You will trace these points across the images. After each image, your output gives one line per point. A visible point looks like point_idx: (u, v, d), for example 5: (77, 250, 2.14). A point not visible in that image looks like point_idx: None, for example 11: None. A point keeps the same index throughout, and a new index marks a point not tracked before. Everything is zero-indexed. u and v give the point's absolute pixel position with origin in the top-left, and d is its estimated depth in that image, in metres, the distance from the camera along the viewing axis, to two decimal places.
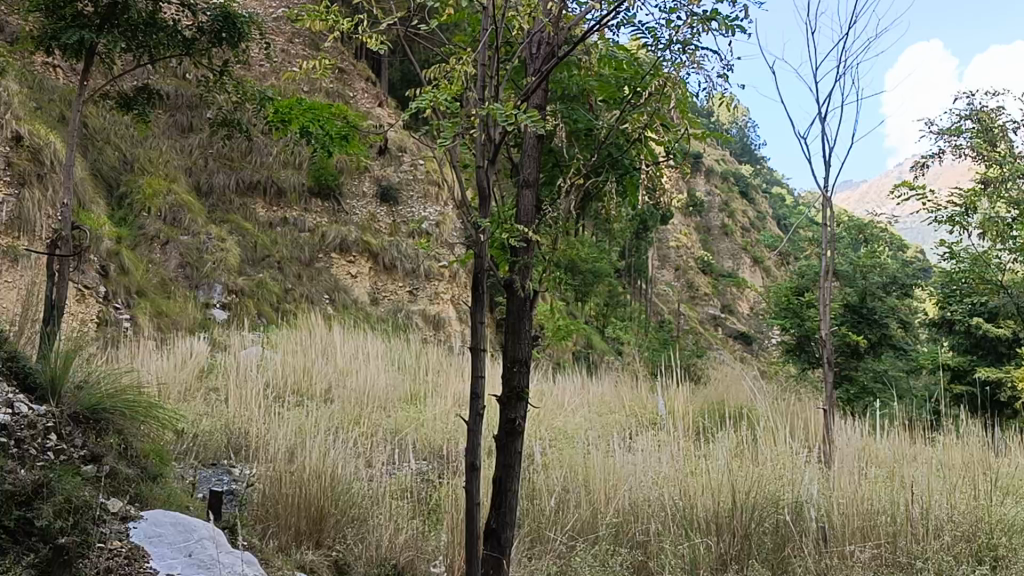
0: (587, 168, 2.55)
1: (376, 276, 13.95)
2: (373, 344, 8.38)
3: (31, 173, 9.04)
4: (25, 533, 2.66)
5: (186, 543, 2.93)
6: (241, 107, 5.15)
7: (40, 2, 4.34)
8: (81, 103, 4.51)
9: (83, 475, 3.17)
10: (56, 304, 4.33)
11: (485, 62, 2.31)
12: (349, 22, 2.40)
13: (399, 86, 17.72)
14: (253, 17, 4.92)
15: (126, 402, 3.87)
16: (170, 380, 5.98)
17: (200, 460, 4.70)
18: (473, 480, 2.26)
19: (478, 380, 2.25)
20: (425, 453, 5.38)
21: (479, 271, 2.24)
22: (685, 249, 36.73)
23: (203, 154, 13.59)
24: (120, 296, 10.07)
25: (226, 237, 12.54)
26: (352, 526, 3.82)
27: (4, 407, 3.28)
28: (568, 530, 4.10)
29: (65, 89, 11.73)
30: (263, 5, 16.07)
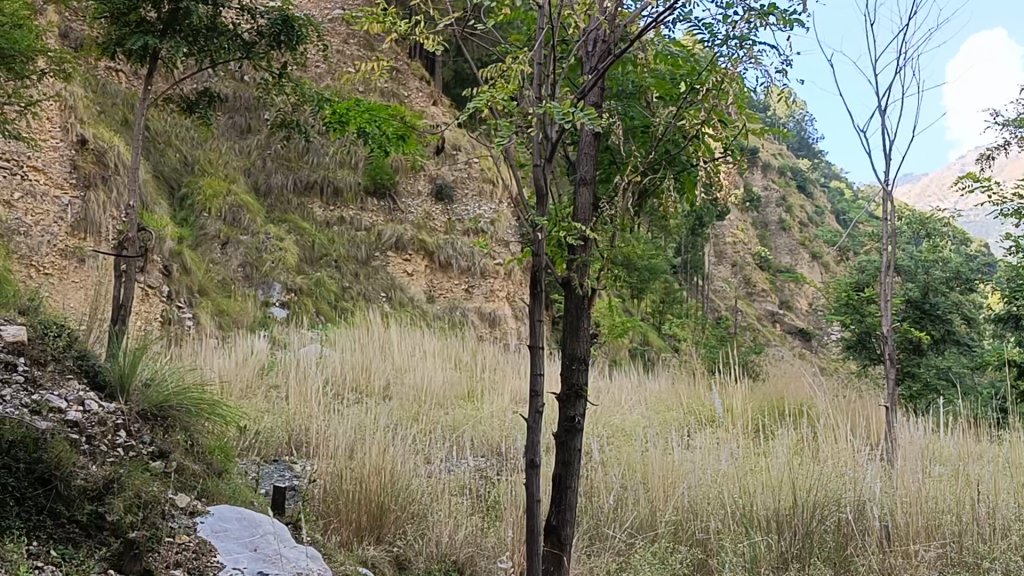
0: (643, 165, 2.54)
1: (431, 274, 13.99)
2: (430, 341, 8.43)
3: (96, 176, 9.23)
4: (96, 526, 2.70)
5: (251, 538, 2.97)
6: (300, 108, 5.20)
7: (104, 10, 4.47)
8: (146, 107, 4.60)
9: (152, 471, 3.24)
10: (125, 304, 4.42)
11: (541, 62, 2.34)
12: (406, 24, 2.43)
13: (454, 85, 17.77)
14: (311, 19, 4.97)
15: (191, 400, 3.95)
16: (232, 377, 6.08)
17: (262, 456, 4.76)
18: (533, 476, 2.27)
19: (538, 378, 2.26)
20: (482, 450, 5.39)
21: (537, 269, 2.28)
22: (742, 245, 36.38)
23: (262, 155, 13.87)
24: (183, 296, 10.26)
25: (285, 236, 12.71)
26: (413, 523, 3.85)
27: (75, 404, 3.40)
28: (627, 528, 4.09)
29: (128, 93, 11.98)
30: (319, 6, 16.23)
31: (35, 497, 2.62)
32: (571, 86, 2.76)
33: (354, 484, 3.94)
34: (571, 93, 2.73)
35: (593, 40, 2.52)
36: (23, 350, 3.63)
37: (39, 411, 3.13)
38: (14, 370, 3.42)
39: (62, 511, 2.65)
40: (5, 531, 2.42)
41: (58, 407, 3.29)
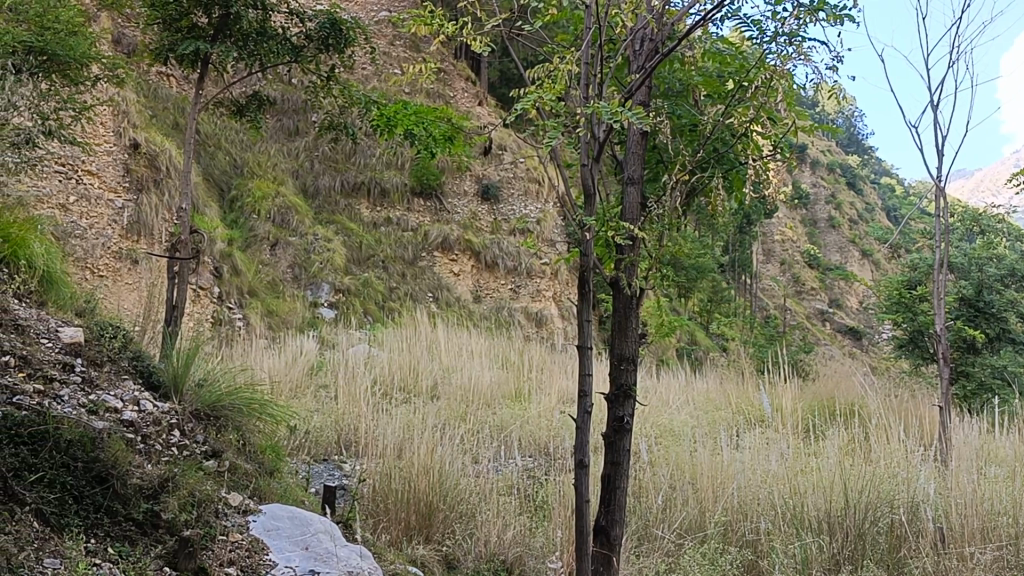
0: (692, 163, 2.53)
1: (478, 274, 14.02)
2: (477, 341, 8.44)
3: (149, 179, 9.38)
4: (151, 525, 2.74)
5: (302, 537, 3.00)
6: (348, 110, 5.23)
7: (157, 16, 4.55)
8: (197, 112, 4.67)
9: (205, 470, 3.29)
10: (178, 305, 4.49)
11: (588, 62, 2.34)
12: (453, 26, 2.44)
13: (499, 85, 17.78)
14: (358, 21, 4.98)
15: (244, 400, 4.01)
16: (282, 377, 6.15)
17: (312, 456, 4.80)
18: (581, 477, 2.27)
19: (586, 379, 2.26)
20: (530, 450, 5.40)
21: (585, 270, 2.28)
22: (791, 242, 35.99)
23: (310, 157, 14.00)
24: (233, 297, 10.38)
25: (332, 237, 12.83)
26: (461, 522, 3.86)
27: (130, 404, 3.46)
28: (676, 528, 4.06)
29: (179, 97, 12.16)
30: (366, 8, 16.32)
31: (93, 495, 2.66)
32: (618, 84, 2.75)
33: (403, 484, 3.96)
34: (618, 91, 2.72)
35: (641, 38, 2.51)
36: (80, 351, 3.70)
37: (96, 411, 3.20)
38: (71, 371, 3.48)
39: (119, 509, 2.69)
40: (65, 528, 2.47)
41: (115, 407, 3.35)
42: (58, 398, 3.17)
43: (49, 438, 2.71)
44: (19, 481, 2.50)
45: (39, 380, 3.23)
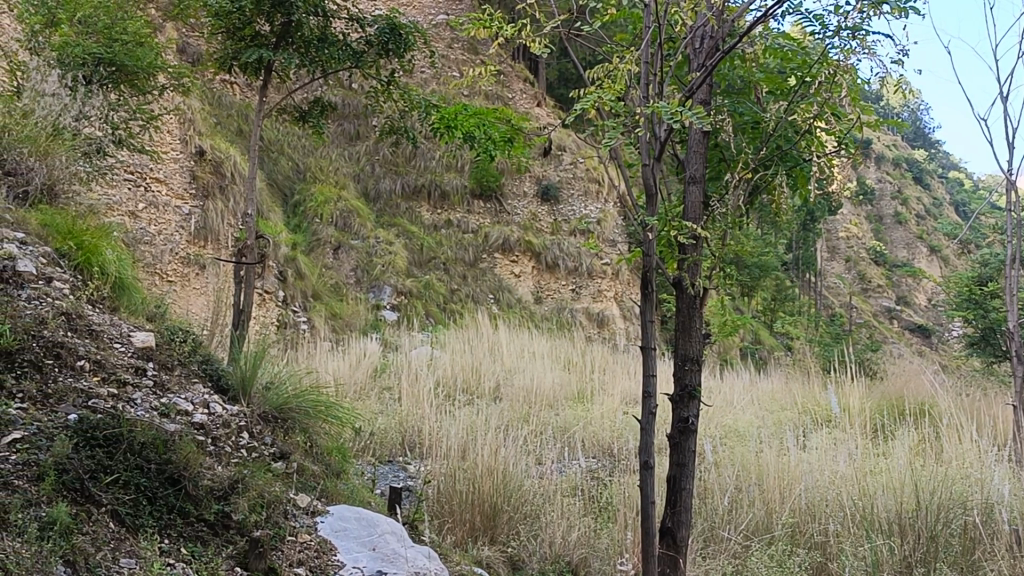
0: (754, 161, 2.51)
1: (539, 275, 14.01)
2: (538, 342, 8.45)
3: (214, 186, 9.54)
4: (222, 525, 2.79)
5: (369, 537, 3.03)
6: (408, 115, 5.26)
7: (221, 26, 4.65)
8: (261, 119, 4.74)
9: (274, 471, 3.34)
10: (245, 309, 4.57)
11: (647, 61, 2.35)
12: (513, 28, 2.45)
13: (558, 85, 17.74)
14: (417, 25, 5.02)
15: (310, 402, 4.07)
16: (346, 379, 6.22)
17: (377, 457, 4.84)
18: (647, 478, 2.27)
19: (650, 379, 2.26)
20: (594, 451, 5.39)
21: (648, 270, 2.29)
22: (856, 239, 35.40)
23: (370, 161, 14.13)
24: (297, 300, 10.51)
25: (394, 240, 12.94)
26: (525, 523, 3.86)
27: (201, 407, 3.54)
28: (743, 530, 4.02)
29: (242, 104, 12.35)
30: (423, 11, 16.38)
31: (166, 496, 2.72)
32: (678, 83, 2.75)
33: (467, 485, 3.98)
34: (679, 90, 2.71)
35: (701, 36, 2.50)
36: (152, 355, 3.79)
37: (168, 413, 3.27)
38: (144, 375, 3.57)
39: (191, 510, 2.74)
40: (139, 528, 2.53)
41: (186, 409, 3.42)
42: (132, 401, 3.25)
43: (124, 440, 2.80)
44: (94, 482, 2.57)
45: (113, 384, 3.32)
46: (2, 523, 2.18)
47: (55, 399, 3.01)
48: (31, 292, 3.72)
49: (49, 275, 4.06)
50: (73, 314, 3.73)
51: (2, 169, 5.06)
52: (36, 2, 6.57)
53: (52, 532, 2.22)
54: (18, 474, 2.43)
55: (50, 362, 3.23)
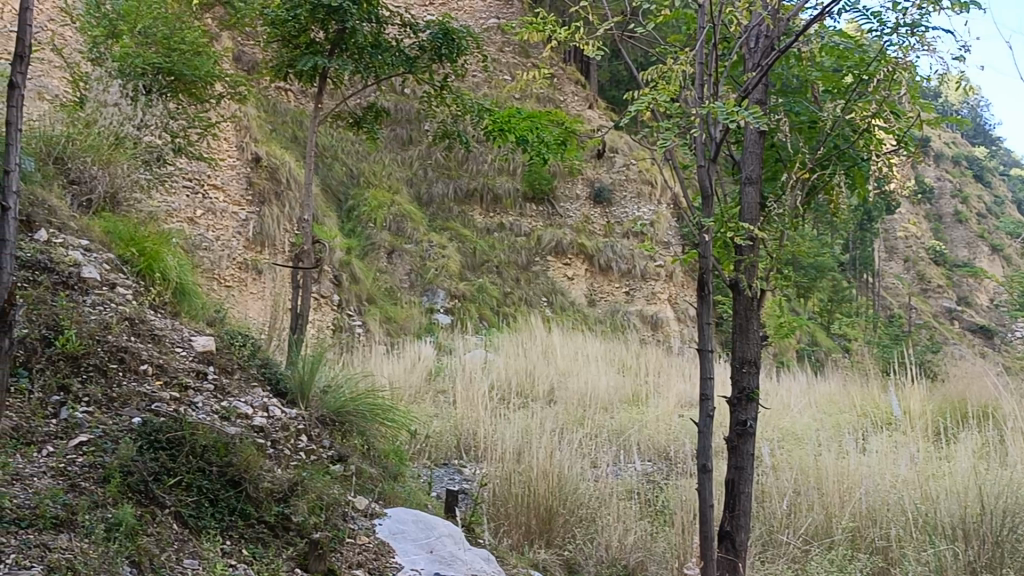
0: (811, 161, 2.48)
1: (592, 278, 13.96)
2: (592, 345, 8.42)
3: (270, 192, 9.66)
4: (283, 527, 2.82)
5: (427, 539, 3.05)
6: (461, 119, 5.28)
7: (278, 34, 4.72)
8: (317, 125, 4.82)
9: (333, 474, 3.38)
10: (302, 313, 4.63)
11: (702, 62, 2.34)
12: (566, 30, 2.46)
13: (609, 87, 17.66)
14: (470, 30, 5.03)
15: (368, 404, 4.10)
16: (402, 382, 6.26)
17: (433, 460, 4.85)
18: (705, 482, 2.26)
19: (708, 382, 2.27)
20: (650, 454, 5.36)
21: (705, 272, 2.29)
22: (914, 239, 34.78)
23: (423, 165, 14.22)
24: (352, 304, 10.58)
25: (447, 244, 12.99)
26: (581, 527, 3.85)
27: (260, 410, 3.59)
28: (802, 534, 3.96)
29: (297, 110, 12.50)
30: (474, 15, 16.42)
31: (227, 498, 2.76)
32: (734, 84, 2.73)
33: (523, 488, 3.97)
34: (734, 90, 2.69)
35: (756, 36, 2.48)
36: (212, 359, 3.85)
37: (228, 417, 3.32)
38: (205, 378, 3.63)
39: (252, 512, 2.77)
40: (200, 529, 2.57)
41: (246, 413, 3.47)
42: (193, 405, 3.30)
43: (186, 443, 2.85)
44: (158, 484, 2.63)
45: (175, 388, 3.38)
46: (70, 523, 2.25)
47: (119, 403, 3.08)
48: (96, 297, 3.80)
49: (113, 281, 4.14)
50: (136, 319, 3.80)
51: (68, 178, 5.19)
52: (98, 15, 6.71)
53: (118, 533, 2.28)
54: (85, 477, 2.51)
55: (115, 366, 3.30)
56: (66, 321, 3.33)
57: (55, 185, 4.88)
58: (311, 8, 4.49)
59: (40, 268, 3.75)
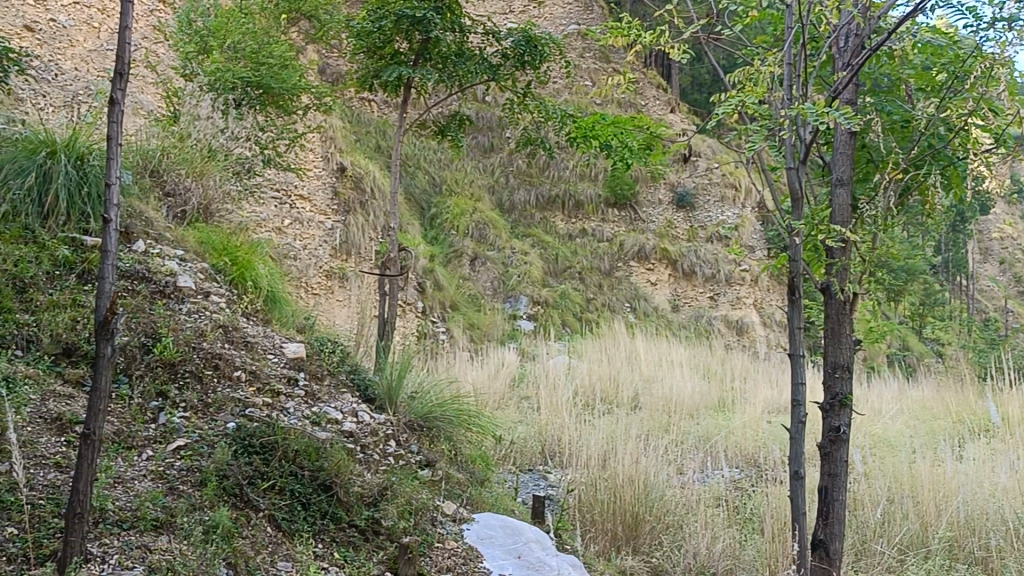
0: (905, 160, 2.43)
1: (676, 283, 13.82)
2: (677, 351, 8.34)
3: (355, 201, 9.81)
4: (372, 531, 2.84)
5: (514, 545, 3.06)
6: (544, 125, 5.28)
7: (362, 47, 4.81)
8: (402, 134, 4.94)
9: (421, 479, 3.41)
10: (389, 320, 4.71)
11: (790, 63, 2.32)
12: (650, 35, 2.46)
13: (692, 90, 17.47)
14: (553, 37, 5.03)
15: (454, 410, 4.13)
16: (486, 388, 6.28)
17: (518, 466, 4.85)
18: (798, 487, 2.39)
19: (799, 388, 2.33)
20: (738, 461, 5.28)
21: (795, 276, 2.33)
22: (1010, 240, 33.63)
23: (504, 172, 14.29)
24: (436, 311, 10.66)
25: (529, 250, 13.02)
26: (668, 534, 3.80)
27: (350, 416, 3.65)
28: (897, 543, 3.85)
29: (380, 120, 12.66)
30: (554, 22, 16.44)
31: (319, 501, 2.80)
32: (823, 84, 2.69)
33: (609, 495, 3.96)
34: (824, 90, 2.66)
35: (846, 35, 2.44)
36: (303, 366, 3.93)
37: (319, 422, 3.39)
38: (296, 385, 3.70)
39: (343, 515, 2.81)
40: (294, 532, 2.62)
41: (336, 418, 3.53)
42: (285, 410, 3.37)
43: (279, 447, 2.91)
44: (252, 488, 2.69)
45: (267, 394, 3.46)
46: (169, 526, 2.32)
47: (214, 408, 3.16)
48: (191, 305, 3.90)
49: (207, 290, 4.25)
50: (230, 327, 3.90)
51: (163, 190, 5.35)
52: (190, 33, 6.90)
53: (215, 535, 2.33)
54: (183, 481, 2.59)
55: (210, 372, 3.39)
56: (163, 330, 3.44)
57: (152, 198, 5.03)
58: (395, 20, 4.55)
59: (138, 278, 3.90)
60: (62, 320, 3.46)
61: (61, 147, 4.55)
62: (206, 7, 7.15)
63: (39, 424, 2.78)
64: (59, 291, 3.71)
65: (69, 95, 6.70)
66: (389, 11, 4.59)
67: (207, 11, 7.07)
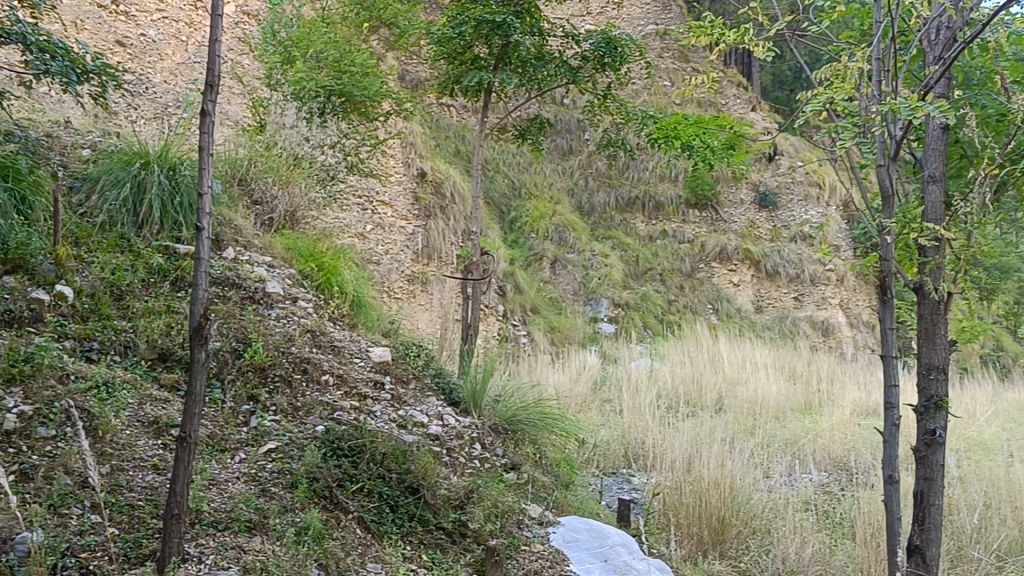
0: (1002, 155, 2.36)
1: (759, 284, 13.57)
2: (761, 353, 8.23)
3: (436, 206, 9.89)
4: (459, 533, 2.85)
5: (601, 549, 3.04)
6: (625, 127, 5.25)
7: (443, 52, 4.87)
8: (482, 138, 4.99)
9: (506, 482, 3.42)
10: (473, 324, 4.75)
11: (879, 58, 2.28)
12: (735, 33, 2.43)
13: (773, 88, 17.20)
14: (633, 38, 4.98)
15: (539, 414, 4.12)
16: (567, 391, 6.27)
17: (602, 469, 4.82)
18: (892, 492, 2.35)
19: (892, 390, 2.30)
20: (827, 465, 5.18)
21: (886, 276, 2.29)
22: None
23: (584, 174, 14.27)
24: (517, 314, 10.65)
25: (609, 253, 12.97)
26: (755, 539, 3.73)
27: (436, 419, 3.68)
28: (996, 550, 3.72)
29: (459, 125, 12.73)
30: (631, 23, 16.34)
31: (407, 504, 2.83)
32: (913, 79, 2.64)
33: (694, 499, 3.92)
34: (914, 85, 2.60)
35: (937, 27, 2.38)
36: (389, 370, 3.99)
37: (406, 425, 3.43)
38: (382, 388, 3.75)
39: (430, 518, 2.83)
40: (383, 534, 2.65)
41: (421, 421, 3.57)
42: (372, 413, 3.43)
43: (367, 450, 2.95)
44: (342, 490, 2.74)
45: (354, 397, 3.51)
46: (263, 527, 2.37)
47: (303, 412, 3.23)
48: (280, 311, 3.98)
49: (295, 295, 4.33)
50: (317, 331, 3.97)
51: (251, 199, 5.47)
52: (275, 43, 7.03)
53: (306, 537, 2.38)
54: (275, 483, 2.66)
55: (299, 377, 3.45)
56: (254, 334, 3.51)
57: (241, 206, 5.15)
58: (476, 25, 4.57)
59: (229, 284, 3.99)
60: (157, 326, 3.56)
61: (154, 158, 4.67)
62: (290, 18, 7.28)
63: (138, 428, 2.86)
64: (154, 298, 3.81)
65: (160, 106, 6.91)
66: (469, 16, 4.61)
67: (290, 22, 7.20)
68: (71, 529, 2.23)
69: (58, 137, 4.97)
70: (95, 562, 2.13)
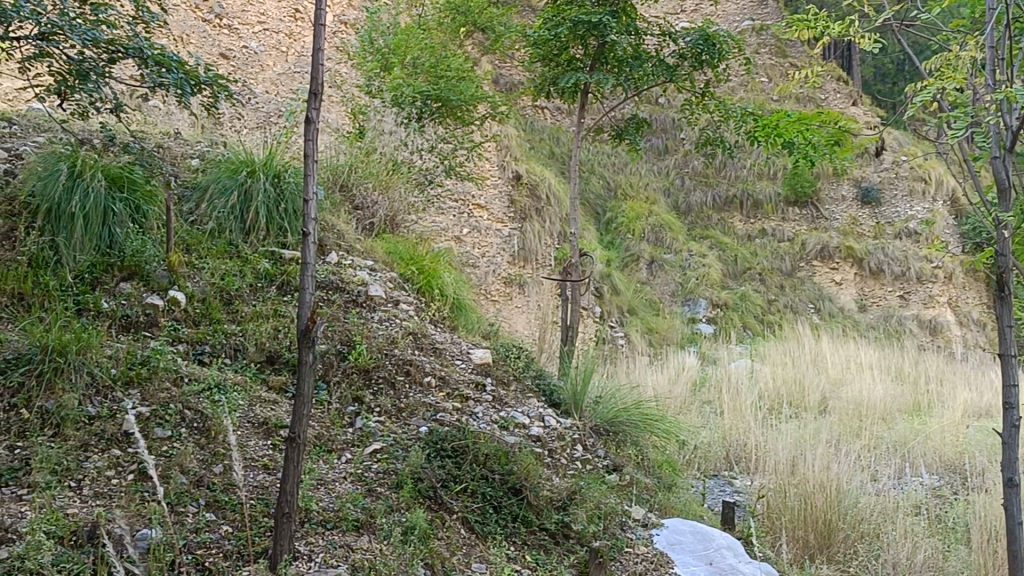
0: None
1: (862, 282, 13.16)
2: (866, 354, 8.02)
3: (531, 208, 9.88)
4: (563, 534, 2.85)
5: (707, 552, 3.01)
6: (724, 125, 5.18)
7: (539, 54, 4.89)
8: (579, 140, 4.98)
9: (609, 484, 3.40)
10: (572, 325, 4.75)
11: (992, 45, 2.21)
12: (841, 25, 2.38)
13: (876, 81, 16.76)
14: (732, 34, 4.91)
15: (640, 415, 4.10)
16: (665, 393, 6.22)
17: (703, 471, 4.76)
18: (1013, 495, 2.27)
19: (1011, 389, 2.22)
20: (939, 469, 5.01)
21: (1003, 273, 2.21)
22: None
23: (680, 174, 14.17)
24: (614, 315, 10.59)
25: (706, 253, 12.83)
26: (864, 542, 3.64)
27: (537, 421, 3.69)
28: None
29: (553, 127, 12.75)
30: (727, 19, 16.14)
31: (510, 505, 2.84)
32: None
33: (799, 501, 3.85)
34: None
35: None
36: (489, 371, 4.01)
37: (507, 427, 3.45)
38: (483, 390, 3.78)
39: (533, 519, 2.84)
40: (487, 535, 2.67)
41: (523, 423, 3.59)
42: (474, 414, 3.46)
43: (470, 451, 2.99)
44: (446, 490, 2.78)
45: (457, 399, 3.55)
46: (370, 526, 2.43)
47: (407, 413, 3.28)
48: (382, 314, 4.05)
49: (396, 298, 4.40)
50: (419, 334, 4.03)
51: (353, 204, 5.58)
52: (373, 51, 7.14)
53: (413, 536, 2.41)
54: (380, 483, 2.70)
55: (402, 379, 3.50)
56: (358, 337, 3.58)
57: (343, 211, 5.26)
58: (572, 26, 4.57)
59: (333, 288, 4.08)
60: (265, 330, 3.66)
61: (260, 166, 4.77)
62: (388, 26, 7.41)
63: (249, 428, 2.94)
64: (262, 302, 3.93)
65: (263, 116, 7.11)
66: (565, 18, 4.61)
67: (387, 30, 7.33)
68: (188, 526, 2.30)
69: (169, 147, 5.15)
70: (212, 558, 2.20)
